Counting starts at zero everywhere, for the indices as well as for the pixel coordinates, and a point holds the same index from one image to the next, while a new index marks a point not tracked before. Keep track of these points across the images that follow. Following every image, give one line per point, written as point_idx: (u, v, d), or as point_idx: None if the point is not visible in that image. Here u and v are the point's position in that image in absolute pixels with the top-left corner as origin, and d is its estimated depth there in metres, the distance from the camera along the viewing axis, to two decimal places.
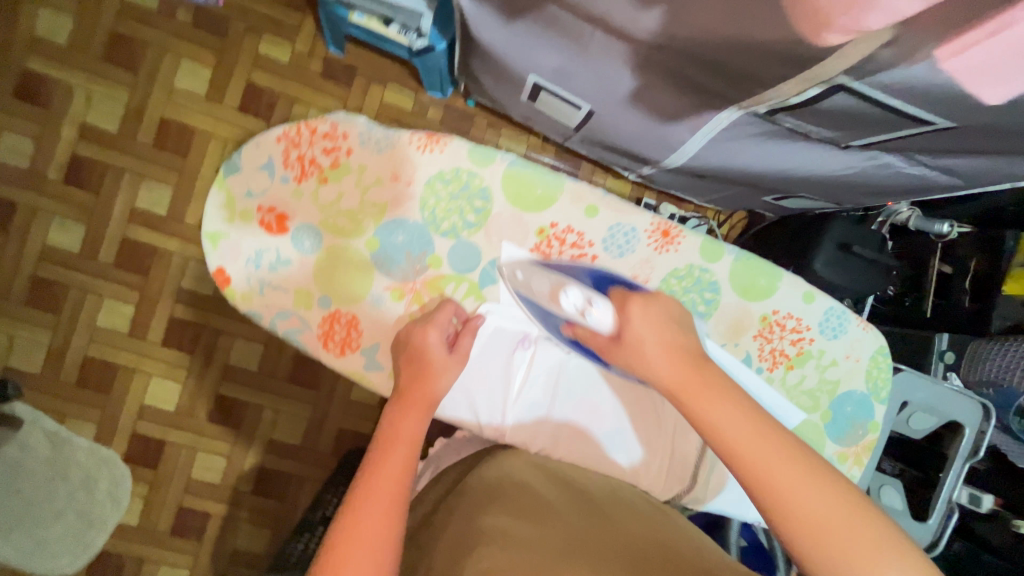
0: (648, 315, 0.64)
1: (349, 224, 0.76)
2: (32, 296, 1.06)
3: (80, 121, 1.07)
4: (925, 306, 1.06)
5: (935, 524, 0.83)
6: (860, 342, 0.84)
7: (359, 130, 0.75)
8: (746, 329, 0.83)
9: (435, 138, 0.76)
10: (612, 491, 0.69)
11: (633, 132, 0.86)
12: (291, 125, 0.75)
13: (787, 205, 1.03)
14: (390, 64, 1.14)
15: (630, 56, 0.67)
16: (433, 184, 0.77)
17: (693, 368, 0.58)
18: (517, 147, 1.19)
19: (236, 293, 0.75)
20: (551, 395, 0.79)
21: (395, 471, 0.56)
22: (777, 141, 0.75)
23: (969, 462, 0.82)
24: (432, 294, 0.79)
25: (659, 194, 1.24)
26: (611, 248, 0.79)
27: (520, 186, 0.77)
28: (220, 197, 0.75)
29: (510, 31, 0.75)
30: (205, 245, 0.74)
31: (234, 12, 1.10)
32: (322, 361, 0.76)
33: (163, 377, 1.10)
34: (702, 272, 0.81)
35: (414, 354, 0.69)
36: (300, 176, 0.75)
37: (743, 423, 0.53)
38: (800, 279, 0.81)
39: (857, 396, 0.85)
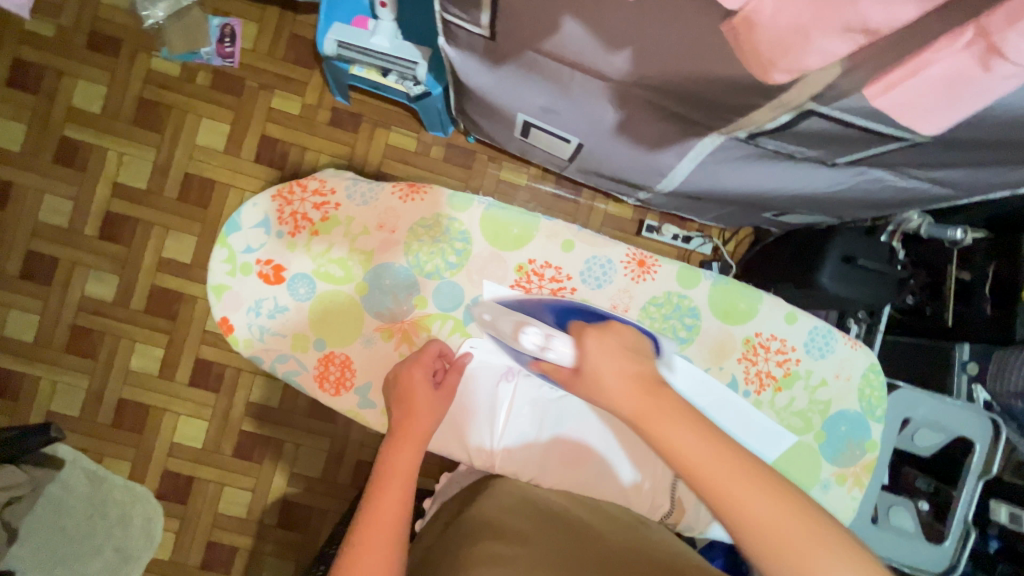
0: (606, 346, 0.61)
1: (339, 270, 0.81)
2: (71, 344, 1.14)
3: (113, 181, 1.16)
4: (947, 315, 1.01)
5: (952, 547, 0.81)
6: (850, 360, 0.83)
7: (346, 185, 0.81)
8: (730, 353, 0.82)
9: (415, 188, 0.82)
10: (609, 515, 0.69)
11: (623, 161, 0.88)
12: (284, 185, 0.81)
13: (788, 220, 1.03)
14: (394, 109, 1.20)
15: (609, 92, 0.71)
16: (415, 230, 0.81)
17: (646, 391, 0.56)
18: (519, 178, 1.23)
19: (238, 339, 0.79)
20: (537, 425, 0.80)
21: (390, 509, 0.58)
22: (763, 162, 0.76)
23: (980, 481, 0.80)
24: (420, 333, 0.81)
25: (661, 215, 1.25)
26: (589, 279, 0.82)
27: (497, 228, 0.82)
28: (221, 252, 0.79)
29: (496, 76, 0.79)
30: (209, 297, 0.79)
31: (248, 71, 1.18)
32: (319, 400, 0.79)
33: (191, 416, 1.16)
34: (680, 298, 0.82)
35: (402, 394, 0.71)
36: (293, 230, 0.80)
37: (697, 442, 0.51)
38: (780, 300, 0.82)
39: (851, 415, 0.83)
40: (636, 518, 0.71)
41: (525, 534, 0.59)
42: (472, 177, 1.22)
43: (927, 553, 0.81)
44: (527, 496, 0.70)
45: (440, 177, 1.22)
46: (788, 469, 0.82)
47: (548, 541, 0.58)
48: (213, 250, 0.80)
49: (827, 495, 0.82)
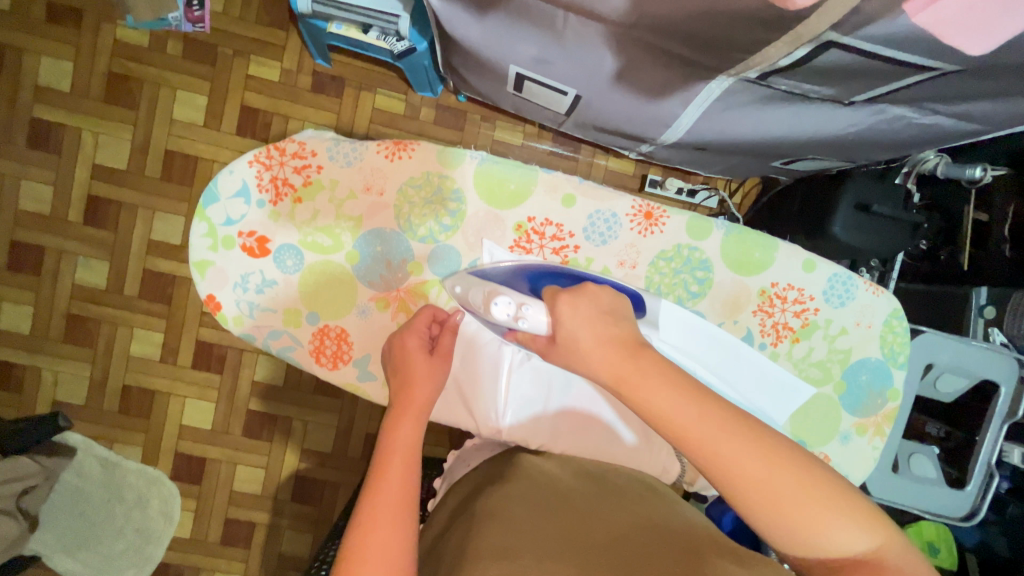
0: (580, 311, 0.59)
1: (327, 239, 0.77)
2: (68, 333, 1.13)
3: (91, 162, 1.11)
4: (961, 259, 1.00)
5: (975, 490, 0.80)
6: (872, 308, 0.80)
7: (327, 146, 0.76)
8: (744, 306, 0.80)
9: (402, 145, 0.77)
10: (621, 489, 0.67)
11: (624, 113, 0.83)
12: (261, 149, 0.76)
13: (798, 167, 0.98)
14: (378, 70, 1.14)
15: (607, 37, 0.66)
16: (404, 192, 0.77)
17: (625, 355, 0.55)
18: (513, 138, 1.18)
19: (227, 317, 0.77)
20: (546, 391, 0.79)
21: (395, 483, 0.57)
22: (774, 105, 0.71)
23: (1006, 423, 0.78)
24: (417, 301, 0.78)
25: (664, 169, 1.20)
26: (593, 236, 0.78)
27: (492, 184, 0.77)
28: (201, 227, 0.76)
29: (484, 26, 0.73)
30: (193, 274, 0.76)
31: (220, 37, 1.11)
32: (317, 374, 0.77)
33: (197, 398, 1.15)
34: (691, 250, 0.79)
35: (399, 364, 0.69)
36: (275, 199, 0.77)
37: (681, 403, 0.50)
38: (798, 248, 0.78)
39: (872, 363, 0.81)
40: (649, 486, 0.71)
41: (534, 523, 0.57)
42: (465, 139, 1.17)
43: (949, 498, 0.81)
44: (535, 475, 0.68)
45: (432, 141, 1.16)
46: (807, 420, 0.81)
47: (559, 528, 0.56)
48: (192, 225, 0.77)
49: (846, 447, 0.81)
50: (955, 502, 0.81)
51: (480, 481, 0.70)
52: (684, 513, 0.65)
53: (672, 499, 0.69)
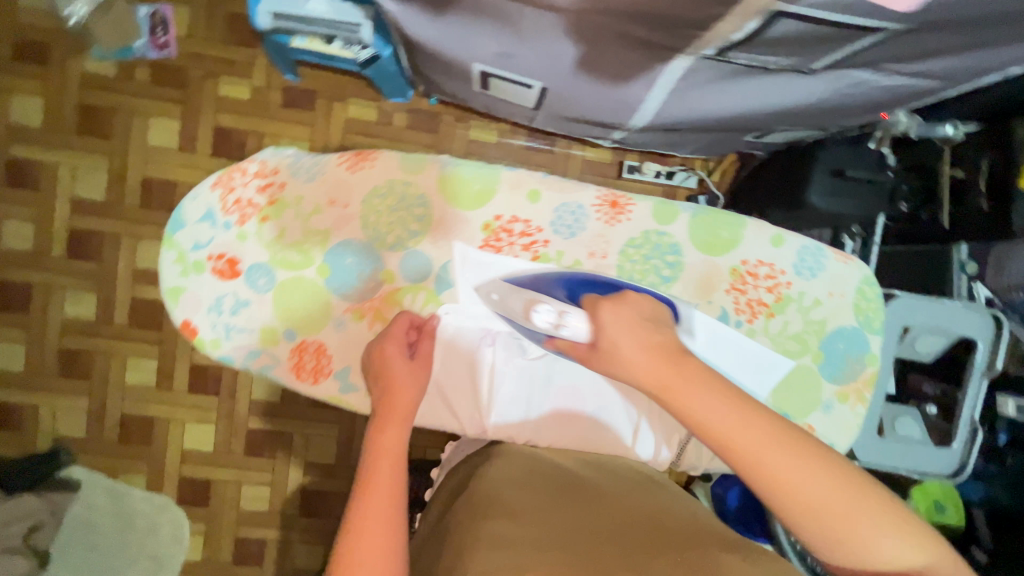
0: (620, 318, 0.61)
1: (297, 255, 0.78)
2: (63, 368, 1.13)
3: (70, 196, 1.11)
4: (942, 219, 0.99)
5: (960, 448, 0.79)
6: (843, 276, 0.81)
7: (288, 163, 0.77)
8: (717, 285, 0.81)
9: (364, 155, 0.77)
10: (613, 476, 0.68)
11: (591, 101, 0.84)
12: (222, 172, 0.77)
13: (770, 140, 0.98)
14: (347, 80, 1.14)
15: (563, 27, 0.66)
16: (370, 202, 0.77)
17: (669, 364, 0.56)
18: (488, 136, 1.18)
19: (204, 341, 0.76)
20: (528, 387, 0.80)
21: (384, 487, 0.57)
22: (736, 80, 0.72)
23: (987, 376, 0.78)
24: (393, 308, 0.80)
25: (641, 153, 1.21)
26: (561, 229, 0.79)
27: (457, 186, 0.77)
28: (171, 254, 0.76)
29: (442, 26, 0.74)
30: (166, 301, 0.75)
31: (187, 60, 1.11)
32: (300, 391, 0.77)
33: (197, 422, 1.15)
34: (659, 235, 0.79)
35: (381, 370, 0.70)
36: (242, 219, 0.76)
37: (729, 412, 0.52)
38: (765, 223, 0.78)
39: (848, 331, 0.81)
40: (645, 475, 0.71)
41: (526, 511, 0.58)
42: (440, 141, 1.17)
43: (938, 458, 0.79)
44: (525, 463, 0.69)
45: (408, 146, 1.17)
46: (788, 394, 0.82)
47: (551, 516, 0.57)
48: (161, 252, 0.76)
49: (829, 416, 0.82)
50: (940, 460, 0.80)
51: (467, 474, 0.71)
52: (675, 497, 0.65)
53: (666, 486, 0.69)
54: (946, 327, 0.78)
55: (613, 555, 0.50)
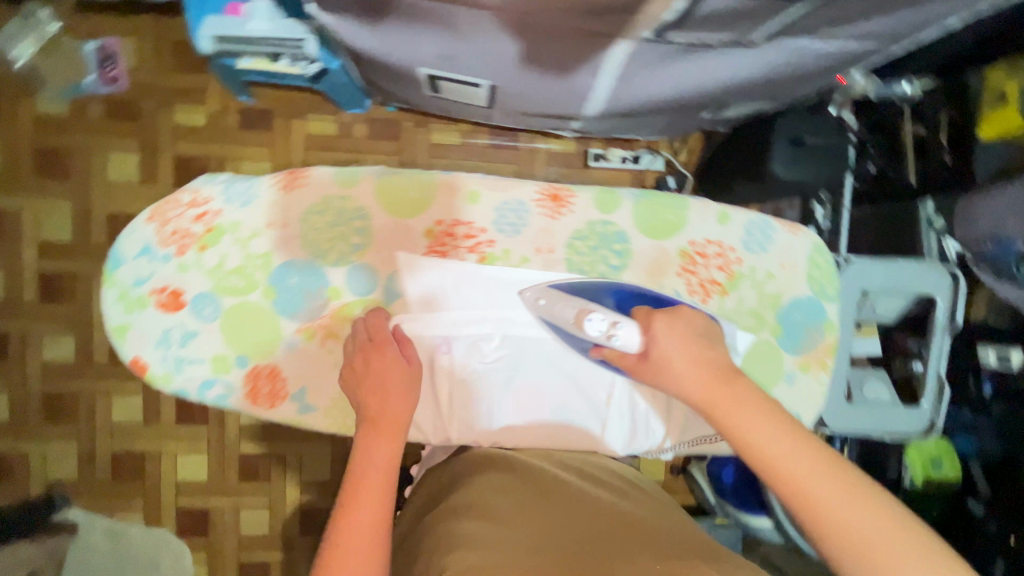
0: (675, 332, 0.65)
1: (240, 280, 0.77)
2: (47, 412, 1.12)
3: (36, 240, 1.11)
4: (909, 175, 1.02)
5: (930, 407, 0.80)
6: (790, 246, 0.81)
7: (219, 191, 0.76)
8: (667, 269, 0.81)
9: (295, 175, 0.76)
10: (594, 482, 0.67)
11: (541, 93, 0.83)
12: (156, 205, 0.76)
13: (728, 115, 0.98)
14: (303, 96, 1.13)
15: (499, 24, 0.66)
16: (308, 220, 0.76)
17: (721, 381, 0.58)
18: (450, 138, 1.17)
19: (156, 375, 0.76)
20: (490, 390, 0.79)
21: (372, 497, 0.57)
22: (680, 62, 0.72)
23: (950, 331, 0.78)
24: (344, 324, 0.79)
25: (606, 140, 1.21)
26: (504, 227, 0.79)
27: (393, 196, 0.77)
28: (114, 292, 0.76)
29: (381, 33, 0.73)
30: (113, 339, 0.75)
31: (140, 92, 1.11)
32: (257, 416, 0.77)
33: (188, 453, 1.15)
34: (604, 225, 0.79)
35: (379, 382, 0.67)
36: (180, 251, 0.76)
37: (780, 438, 0.52)
38: (706, 203, 0.80)
39: (803, 300, 0.81)
40: (629, 481, 0.71)
41: (508, 513, 0.58)
42: (403, 148, 1.16)
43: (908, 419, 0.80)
44: (506, 467, 0.68)
45: (370, 156, 1.16)
46: (751, 370, 0.81)
47: (533, 516, 0.57)
48: (104, 292, 0.76)
49: (793, 387, 0.81)
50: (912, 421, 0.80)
51: (446, 477, 0.71)
52: (652, 506, 0.65)
53: (647, 492, 0.69)
54: (901, 287, 0.78)
55: (588, 555, 0.50)
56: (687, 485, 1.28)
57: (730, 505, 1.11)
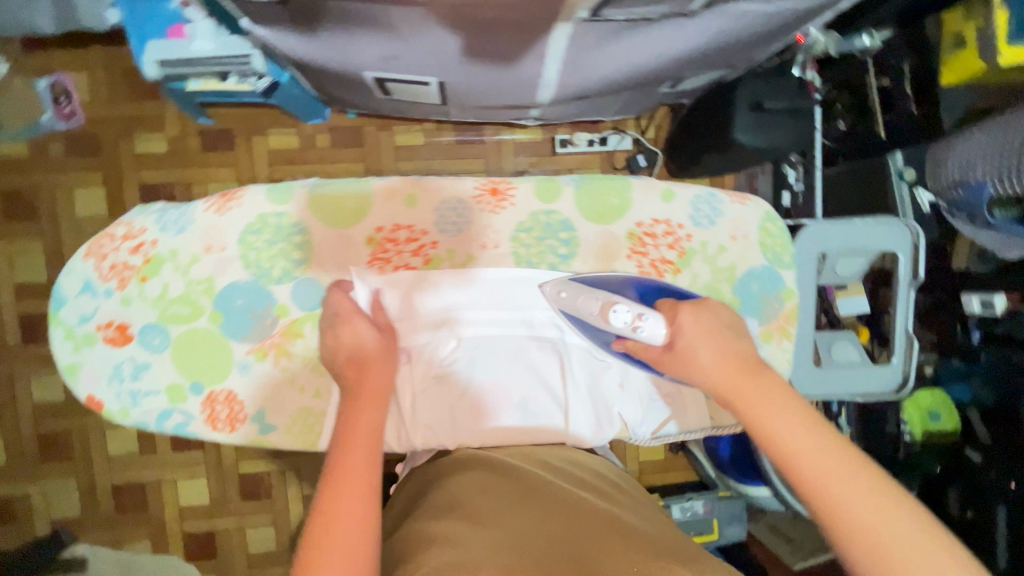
0: (699, 323, 0.64)
1: (186, 307, 0.73)
2: (44, 452, 1.13)
3: (12, 283, 1.11)
4: (879, 127, 0.99)
5: (900, 362, 0.81)
6: (742, 217, 0.79)
7: (155, 219, 0.73)
8: (618, 253, 0.77)
9: (229, 196, 0.73)
10: (586, 480, 0.60)
11: (491, 85, 0.82)
12: (93, 240, 0.73)
13: (686, 87, 0.96)
14: (262, 112, 1.13)
15: (433, 21, 0.65)
16: (245, 239, 0.73)
17: (746, 374, 0.58)
18: (415, 139, 1.16)
19: (113, 412, 0.72)
20: (453, 395, 0.72)
21: (360, 474, 0.52)
22: (623, 38, 0.69)
23: (912, 285, 0.79)
24: (294, 342, 0.73)
25: (571, 125, 1.19)
26: (445, 227, 0.75)
27: (330, 206, 0.73)
28: (59, 332, 0.72)
29: (320, 42, 0.73)
30: (64, 380, 0.72)
31: (97, 124, 1.10)
32: (220, 443, 0.72)
33: (186, 478, 1.16)
34: (547, 215, 0.76)
35: (350, 352, 0.65)
36: (122, 283, 0.72)
37: (804, 435, 0.51)
38: (649, 182, 0.78)
39: (760, 271, 0.79)
40: (621, 478, 0.67)
41: (497, 507, 0.52)
42: (368, 154, 1.16)
43: (878, 376, 0.81)
44: (490, 464, 0.62)
45: (336, 165, 1.15)
46: None
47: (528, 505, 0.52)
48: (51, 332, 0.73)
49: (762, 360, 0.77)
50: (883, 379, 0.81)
51: (423, 483, 0.65)
52: (648, 511, 0.57)
53: (637, 496, 0.62)
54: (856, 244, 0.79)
55: (589, 546, 0.45)
56: (688, 462, 1.28)
57: (731, 478, 1.11)
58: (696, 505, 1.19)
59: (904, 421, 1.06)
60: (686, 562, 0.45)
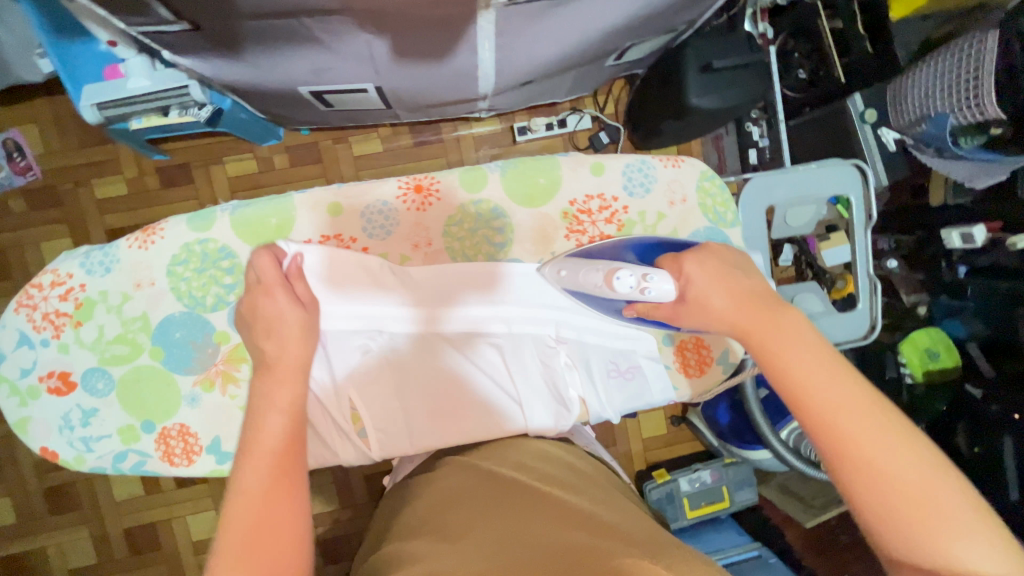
0: (708, 269, 0.60)
1: (124, 347, 0.73)
2: (53, 505, 1.15)
3: None
4: (837, 73, 0.94)
5: (866, 306, 0.86)
6: (678, 180, 0.77)
7: (79, 263, 0.72)
8: (555, 235, 0.75)
9: (151, 229, 0.72)
10: (553, 476, 0.59)
11: (430, 82, 0.81)
12: (20, 294, 0.72)
13: (631, 57, 0.94)
14: (215, 140, 1.12)
15: (349, 29, 0.63)
16: (173, 272, 0.72)
17: (765, 311, 0.53)
18: (373, 146, 1.15)
19: (69, 460, 0.73)
20: (401, 399, 0.72)
21: (278, 439, 0.53)
22: (550, 15, 0.66)
23: (868, 226, 0.85)
24: (238, 367, 0.73)
25: (529, 111, 1.17)
26: (374, 231, 0.73)
27: (253, 226, 0.72)
28: (3, 389, 0.73)
29: (249, 63, 0.72)
30: (17, 435, 0.73)
31: (55, 176, 1.10)
32: (180, 475, 0.74)
33: (195, 513, 1.16)
34: (476, 205, 0.74)
35: (271, 324, 0.62)
36: (57, 332, 0.72)
37: (820, 370, 0.46)
38: (576, 157, 0.76)
39: (704, 233, 0.77)
40: (600, 472, 0.65)
41: (468, 522, 0.49)
42: (328, 168, 1.14)
43: (846, 321, 0.86)
44: (474, 470, 0.61)
45: (298, 183, 1.14)
46: None
47: (498, 511, 0.50)
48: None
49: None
50: (855, 322, 0.86)
51: (395, 505, 0.63)
52: (622, 505, 0.55)
53: (609, 490, 0.59)
54: (804, 191, 0.85)
55: (553, 549, 0.43)
56: (692, 434, 1.27)
57: (732, 446, 1.10)
58: (705, 475, 1.17)
59: (903, 364, 1.05)
60: (652, 552, 0.43)
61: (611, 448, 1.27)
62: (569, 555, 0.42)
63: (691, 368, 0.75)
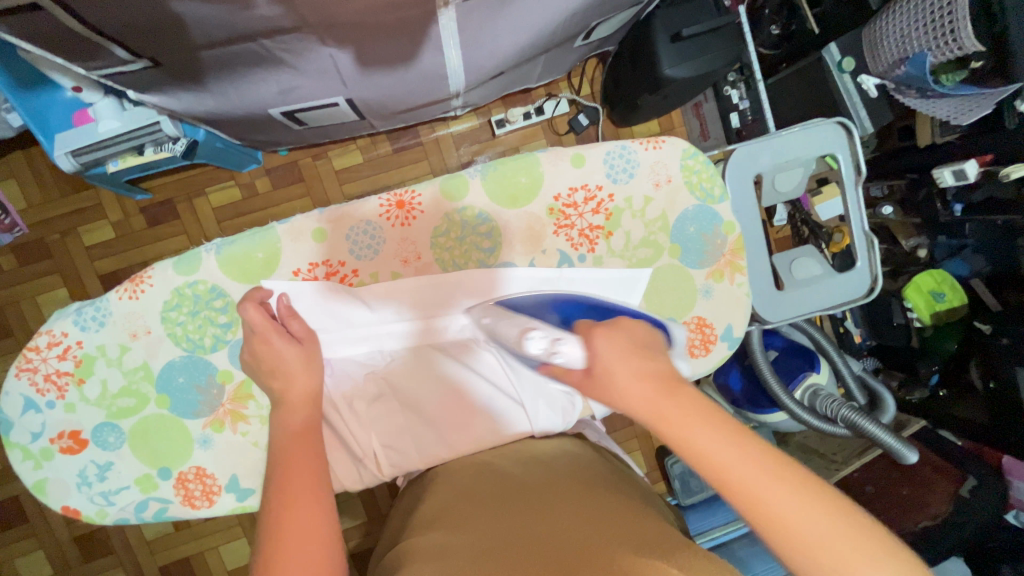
0: (616, 345, 0.47)
1: (130, 399, 0.73)
2: (85, 552, 1.16)
3: None
4: (810, 23, 0.98)
5: (865, 264, 0.85)
6: (661, 161, 0.76)
7: (73, 322, 0.72)
8: (543, 232, 0.75)
9: (139, 278, 0.71)
10: (563, 470, 0.59)
11: (399, 86, 0.80)
12: (17, 359, 0.72)
13: (601, 35, 0.92)
14: (194, 173, 1.11)
15: (309, 45, 0.62)
16: (167, 317, 0.72)
17: (665, 391, 0.43)
18: (353, 158, 1.14)
19: (91, 516, 0.74)
20: (403, 411, 0.71)
21: (302, 453, 0.54)
22: (510, 4, 0.65)
23: (859, 180, 0.84)
24: (245, 405, 0.74)
25: (505, 103, 1.16)
26: (360, 251, 0.72)
27: (240, 263, 0.71)
28: (16, 455, 0.73)
29: (213, 92, 0.71)
30: (36, 498, 0.73)
31: (41, 228, 1.09)
32: (202, 516, 0.75)
33: (228, 543, 1.17)
34: (461, 213, 0.73)
35: (274, 368, 0.62)
36: (62, 392, 0.72)
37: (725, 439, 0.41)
38: (554, 153, 0.74)
39: (692, 212, 0.77)
40: (608, 465, 0.65)
41: (474, 518, 0.50)
42: (310, 186, 1.14)
43: (845, 282, 0.86)
44: (483, 472, 0.61)
45: (283, 205, 1.14)
46: (658, 300, 0.77)
47: (511, 503, 0.51)
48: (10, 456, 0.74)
49: (713, 300, 0.78)
50: (856, 281, 0.86)
51: (405, 509, 0.64)
52: (628, 500, 0.54)
53: (616, 482, 0.60)
54: (788, 154, 0.84)
55: (570, 539, 0.43)
56: None
57: (747, 411, 1.09)
58: None
59: (909, 309, 1.06)
60: (667, 545, 0.42)
61: (628, 427, 1.27)
62: (598, 548, 0.41)
63: (697, 349, 0.77)
